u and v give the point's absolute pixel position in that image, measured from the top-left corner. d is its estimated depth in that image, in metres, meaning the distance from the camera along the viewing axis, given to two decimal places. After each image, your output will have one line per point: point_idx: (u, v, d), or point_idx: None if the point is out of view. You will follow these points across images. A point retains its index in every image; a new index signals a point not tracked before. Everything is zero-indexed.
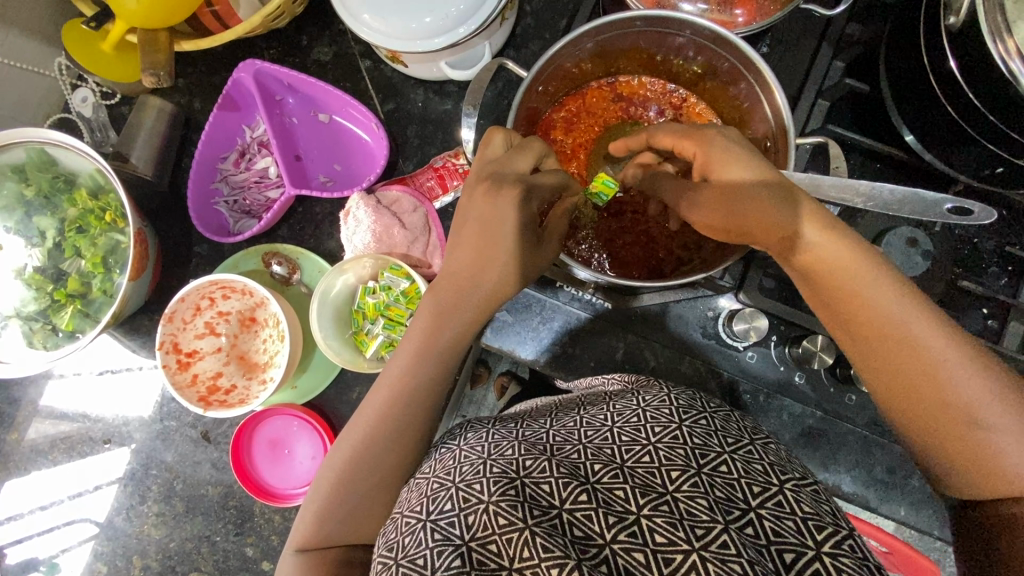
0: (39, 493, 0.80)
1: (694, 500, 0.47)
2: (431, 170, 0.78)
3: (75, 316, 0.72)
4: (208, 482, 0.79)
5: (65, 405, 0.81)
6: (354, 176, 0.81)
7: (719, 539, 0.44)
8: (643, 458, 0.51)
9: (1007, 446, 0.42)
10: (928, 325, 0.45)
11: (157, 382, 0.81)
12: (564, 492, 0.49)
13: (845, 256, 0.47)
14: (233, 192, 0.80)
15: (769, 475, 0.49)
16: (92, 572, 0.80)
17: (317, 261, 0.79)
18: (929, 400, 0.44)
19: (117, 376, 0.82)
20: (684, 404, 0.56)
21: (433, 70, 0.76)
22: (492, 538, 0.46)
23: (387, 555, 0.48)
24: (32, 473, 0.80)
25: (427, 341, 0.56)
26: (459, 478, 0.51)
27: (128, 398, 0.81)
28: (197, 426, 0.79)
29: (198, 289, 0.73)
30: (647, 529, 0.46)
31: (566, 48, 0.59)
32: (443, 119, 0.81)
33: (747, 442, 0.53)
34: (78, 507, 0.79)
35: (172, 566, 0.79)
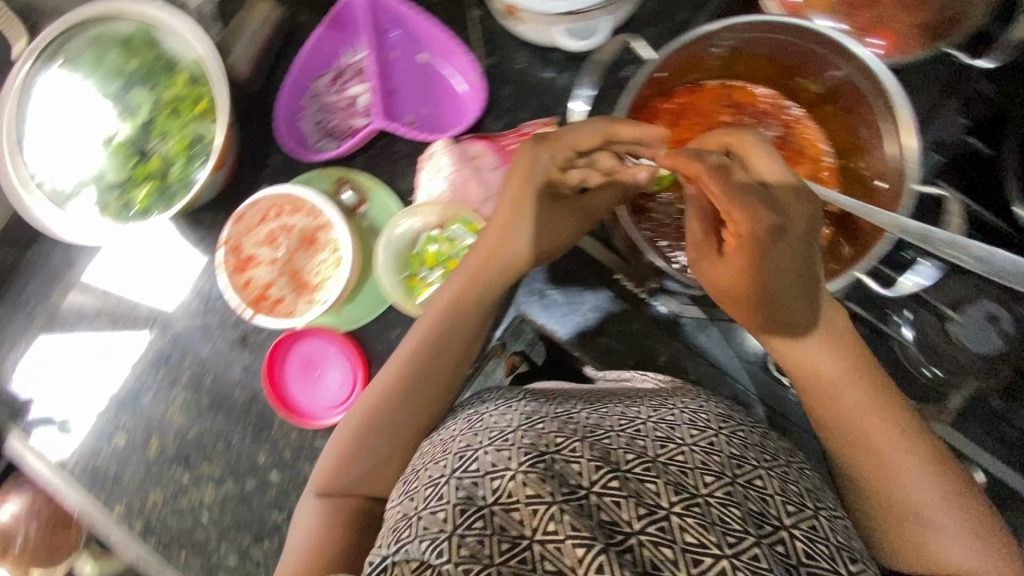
0: (66, 355, 0.84)
1: (727, 509, 0.48)
2: (516, 132, 0.77)
3: (151, 195, 0.74)
4: (237, 384, 0.81)
5: (103, 280, 0.84)
6: (440, 123, 0.80)
7: (751, 551, 0.46)
8: (678, 457, 0.52)
9: (944, 538, 0.50)
10: (903, 433, 0.54)
11: (189, 279, 0.83)
12: (596, 475, 0.50)
13: (825, 361, 0.55)
14: (320, 112, 0.80)
15: (805, 500, 0.51)
16: (112, 440, 0.83)
17: (385, 198, 0.80)
18: (893, 495, 0.53)
19: (157, 264, 0.84)
20: (721, 414, 0.58)
21: (545, 35, 0.74)
22: (516, 505, 0.48)
23: (411, 506, 0.51)
24: (65, 336, 0.84)
25: (457, 295, 0.63)
26: (487, 444, 0.54)
27: (160, 288, 0.83)
28: (238, 328, 0.81)
29: (270, 197, 0.76)
30: (678, 526, 0.47)
31: (718, 33, 0.57)
32: (541, 85, 0.79)
33: (784, 463, 0.55)
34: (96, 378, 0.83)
35: (186, 454, 0.82)
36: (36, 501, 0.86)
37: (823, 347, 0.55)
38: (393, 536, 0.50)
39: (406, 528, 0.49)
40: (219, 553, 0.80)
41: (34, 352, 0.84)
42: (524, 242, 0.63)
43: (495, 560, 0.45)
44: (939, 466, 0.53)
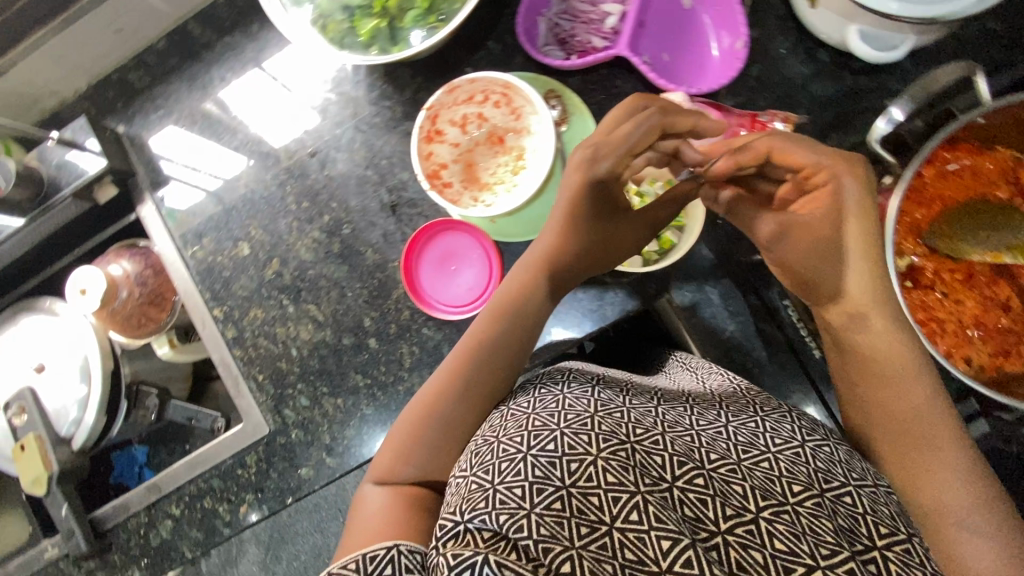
0: (185, 150, 0.87)
1: (818, 520, 0.48)
2: (750, 116, 0.71)
3: (377, 31, 0.72)
4: (371, 246, 0.81)
5: (241, 92, 0.85)
6: (676, 75, 0.73)
7: (847, 565, 0.45)
8: (763, 464, 0.53)
9: (971, 536, 0.50)
10: (953, 435, 0.54)
11: (311, 123, 0.83)
12: (676, 471, 0.51)
13: (890, 343, 0.56)
14: (563, 16, 0.75)
15: (898, 522, 0.50)
16: (236, 247, 0.84)
17: (586, 127, 0.76)
18: (949, 501, 0.52)
19: (286, 95, 0.84)
20: (807, 428, 0.58)
21: (835, 29, 0.67)
22: (596, 490, 0.48)
23: (483, 477, 0.51)
24: (189, 132, 0.87)
25: (507, 300, 0.66)
26: (564, 425, 0.53)
27: (280, 121, 0.85)
28: (392, 193, 0.81)
29: (490, 80, 0.71)
30: (766, 531, 0.47)
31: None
32: (793, 80, 0.73)
33: (874, 484, 0.53)
34: (201, 179, 0.87)
35: (298, 289, 0.82)
36: (146, 272, 0.89)
37: (882, 330, 0.56)
38: (465, 503, 0.49)
39: (481, 500, 0.48)
40: (294, 390, 0.82)
41: (162, 138, 0.87)
42: (580, 240, 0.66)
43: (575, 543, 0.45)
44: (978, 470, 0.53)
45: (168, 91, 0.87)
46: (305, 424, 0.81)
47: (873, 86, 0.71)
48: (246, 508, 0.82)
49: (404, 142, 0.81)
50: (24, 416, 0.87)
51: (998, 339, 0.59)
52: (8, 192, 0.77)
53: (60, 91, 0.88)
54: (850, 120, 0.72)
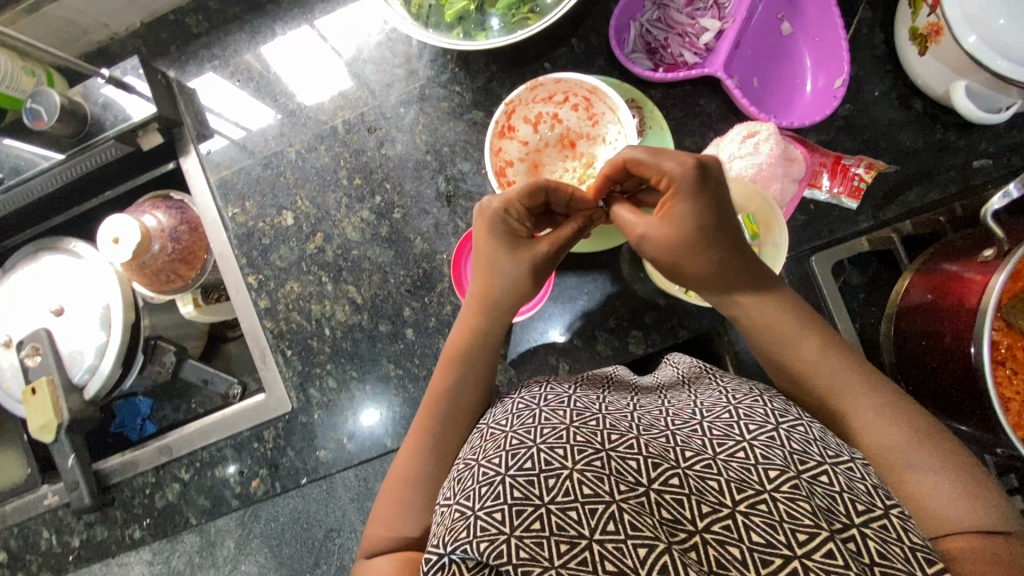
0: (218, 96, 0.84)
1: (795, 504, 0.45)
2: (834, 157, 0.69)
3: (464, 13, 0.68)
4: (420, 234, 0.78)
5: (286, 47, 0.82)
6: (765, 104, 0.71)
7: (825, 548, 0.42)
8: (738, 454, 0.49)
9: (936, 484, 0.49)
10: (862, 381, 0.54)
11: (341, 83, 0.80)
12: (653, 473, 0.48)
13: (813, 350, 0.55)
14: (655, 25, 0.72)
15: (875, 498, 0.46)
16: (279, 215, 0.81)
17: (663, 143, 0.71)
18: (890, 456, 0.51)
19: (322, 51, 0.81)
20: (779, 409, 0.53)
21: (941, 82, 0.65)
22: (574, 505, 0.46)
23: (465, 505, 0.48)
24: (228, 80, 0.84)
25: (457, 347, 0.66)
26: (540, 439, 0.50)
27: (314, 78, 0.81)
28: (450, 183, 0.78)
29: (574, 82, 0.68)
30: (743, 525, 0.44)
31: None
32: (883, 125, 0.70)
33: (850, 458, 0.50)
34: (224, 124, 0.83)
35: (339, 268, 0.80)
36: (181, 228, 0.85)
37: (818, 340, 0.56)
38: (447, 534, 0.46)
39: (462, 529, 0.45)
40: (322, 371, 0.80)
41: (201, 83, 0.84)
42: (516, 266, 0.63)
43: (555, 562, 0.43)
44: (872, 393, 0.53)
45: (225, 42, 0.83)
46: (330, 406, 0.79)
47: (963, 143, 0.69)
48: (259, 483, 0.80)
49: (469, 132, 0.78)
50: (37, 357, 0.84)
51: None
52: (50, 126, 0.73)
53: (112, 26, 0.83)
54: (937, 175, 0.69)
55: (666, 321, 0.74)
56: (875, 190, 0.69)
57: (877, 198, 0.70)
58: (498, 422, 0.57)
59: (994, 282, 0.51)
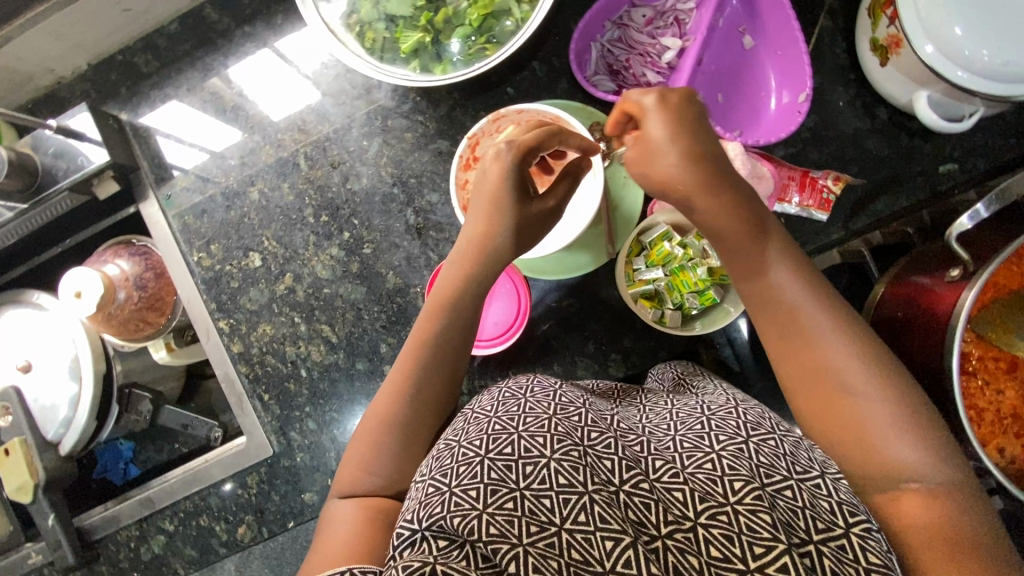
0: (181, 124, 0.81)
1: (756, 517, 0.43)
2: (801, 171, 0.69)
3: (420, 45, 0.66)
4: (392, 268, 0.77)
5: (251, 68, 0.79)
6: (731, 120, 0.70)
7: (780, 561, 0.41)
8: (704, 465, 0.47)
9: (903, 452, 0.47)
10: (839, 328, 0.51)
11: (308, 98, 0.78)
12: (625, 475, 0.47)
13: (789, 297, 0.52)
14: (616, 45, 0.71)
15: (839, 516, 0.44)
16: (246, 256, 0.79)
17: None
18: (858, 408, 0.49)
19: (282, 71, 0.78)
20: (752, 420, 0.51)
21: (904, 90, 0.65)
22: (547, 492, 0.45)
23: (440, 480, 0.48)
24: (188, 106, 0.81)
25: (445, 292, 0.62)
26: (522, 428, 0.50)
27: (281, 95, 0.79)
28: (419, 215, 0.76)
29: (538, 112, 0.67)
30: (702, 538, 0.43)
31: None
32: (849, 134, 0.70)
33: (819, 476, 0.47)
34: (191, 152, 0.81)
35: (312, 307, 0.78)
36: (147, 275, 0.83)
37: (789, 277, 0.52)
38: (422, 508, 0.46)
39: (438, 504, 0.45)
40: (302, 413, 0.78)
41: (159, 114, 0.81)
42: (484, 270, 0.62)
43: (523, 541, 0.43)
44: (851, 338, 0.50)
45: (178, 80, 0.81)
46: (312, 448, 0.78)
47: (928, 149, 0.69)
48: (245, 530, 0.79)
49: (435, 161, 0.76)
50: (8, 417, 0.82)
51: None
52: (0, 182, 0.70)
53: (58, 70, 0.80)
54: (906, 182, 0.69)
55: (644, 343, 0.73)
56: (844, 201, 0.69)
57: (846, 209, 0.69)
58: (480, 407, 0.57)
59: (964, 300, 0.51)
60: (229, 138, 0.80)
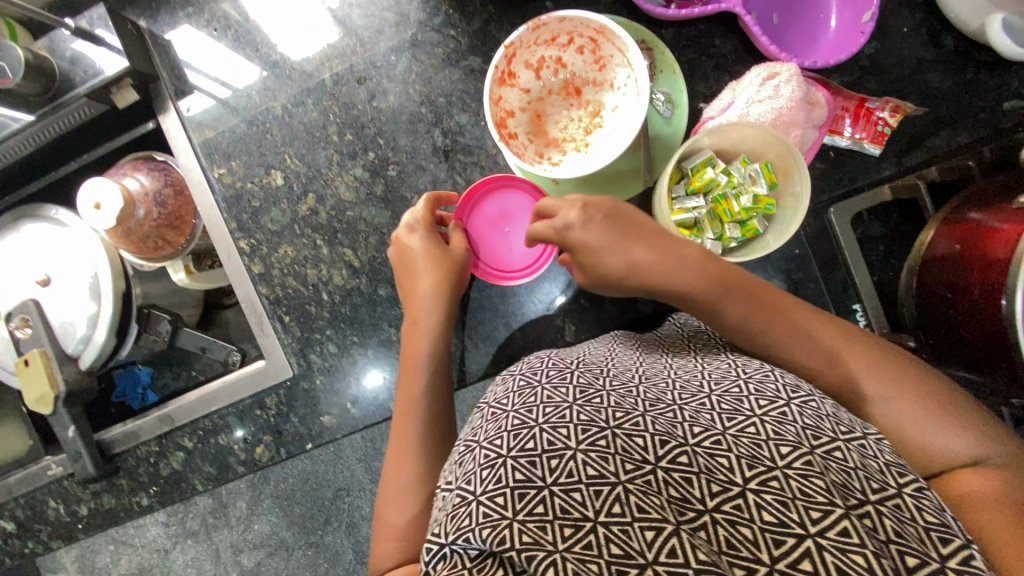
0: (203, 55, 0.78)
1: (809, 481, 0.43)
2: (857, 100, 0.64)
3: None
4: (417, 192, 0.74)
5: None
6: (785, 42, 0.65)
7: (840, 526, 0.40)
8: (747, 429, 0.47)
9: (931, 438, 0.49)
10: (821, 355, 0.53)
11: (329, 33, 0.75)
12: (660, 451, 0.46)
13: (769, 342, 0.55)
14: None
15: (887, 475, 0.45)
16: (267, 175, 0.77)
17: (677, 87, 0.67)
18: (904, 426, 0.50)
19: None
20: (792, 383, 0.52)
21: (978, 13, 0.60)
22: (577, 486, 0.45)
23: (467, 488, 0.47)
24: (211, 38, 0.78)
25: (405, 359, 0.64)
26: (542, 421, 0.50)
27: (304, 32, 0.76)
28: (447, 137, 0.73)
29: (581, 22, 0.63)
30: (754, 504, 0.42)
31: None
32: (910, 64, 0.65)
33: (863, 435, 0.48)
34: (212, 85, 0.78)
35: (334, 230, 0.76)
36: (166, 192, 0.81)
37: (765, 314, 0.55)
38: (451, 521, 0.46)
39: (466, 516, 0.45)
40: (322, 336, 0.77)
41: (182, 40, 0.79)
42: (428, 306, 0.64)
43: (558, 547, 0.41)
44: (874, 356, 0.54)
45: None
46: (331, 372, 0.77)
47: (995, 83, 0.64)
48: (263, 449, 0.80)
49: (466, 80, 0.73)
50: (27, 329, 0.81)
51: None
52: (16, 84, 0.66)
53: None
54: (968, 118, 0.65)
55: None
56: (897, 136, 0.65)
57: (900, 144, 0.65)
58: (498, 401, 0.57)
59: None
60: (253, 55, 0.77)
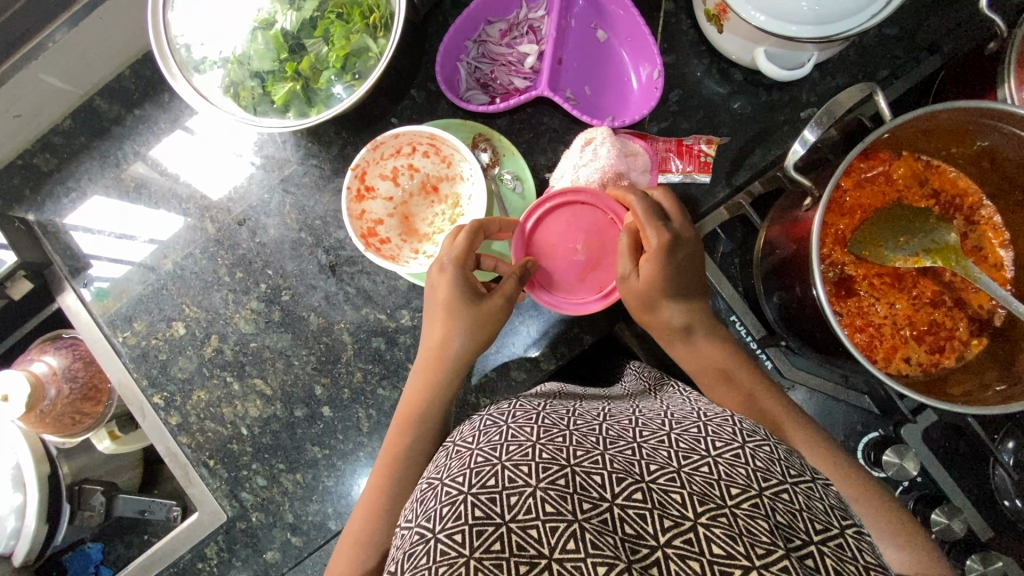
0: (112, 220, 0.82)
1: (754, 521, 0.43)
2: (676, 141, 0.73)
3: (292, 95, 0.70)
4: (313, 309, 0.78)
5: (174, 155, 0.81)
6: (600, 108, 0.75)
7: (781, 564, 0.40)
8: (701, 468, 0.47)
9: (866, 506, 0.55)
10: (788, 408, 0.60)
11: (242, 178, 0.80)
12: (617, 487, 0.45)
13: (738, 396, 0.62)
14: (482, 60, 0.75)
15: (831, 516, 0.45)
16: (170, 327, 0.80)
17: (520, 165, 0.74)
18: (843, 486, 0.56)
19: (206, 150, 0.81)
20: (748, 427, 0.53)
21: (747, 51, 0.69)
22: (534, 523, 0.43)
23: (426, 527, 0.45)
24: (110, 200, 0.82)
25: (412, 412, 0.64)
26: (505, 457, 0.48)
27: (218, 174, 0.81)
28: (330, 253, 0.78)
29: (414, 133, 0.70)
30: (704, 538, 0.41)
31: (972, 108, 0.50)
32: (711, 101, 0.74)
33: (810, 479, 0.49)
34: (120, 247, 0.82)
35: (242, 364, 0.79)
36: (76, 365, 0.83)
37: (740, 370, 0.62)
38: (407, 559, 0.44)
39: (423, 554, 0.43)
40: (249, 471, 0.78)
41: (89, 209, 0.82)
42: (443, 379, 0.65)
43: None
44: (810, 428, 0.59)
45: (78, 172, 0.83)
46: (265, 505, 0.77)
47: (785, 100, 0.73)
48: None
49: (336, 200, 0.79)
50: None
51: (931, 338, 0.61)
52: None
53: None
54: (773, 134, 0.73)
55: (567, 330, 0.76)
56: (720, 163, 0.73)
57: (725, 169, 0.73)
58: (463, 438, 0.55)
59: (815, 220, 0.54)
60: (139, 219, 0.82)
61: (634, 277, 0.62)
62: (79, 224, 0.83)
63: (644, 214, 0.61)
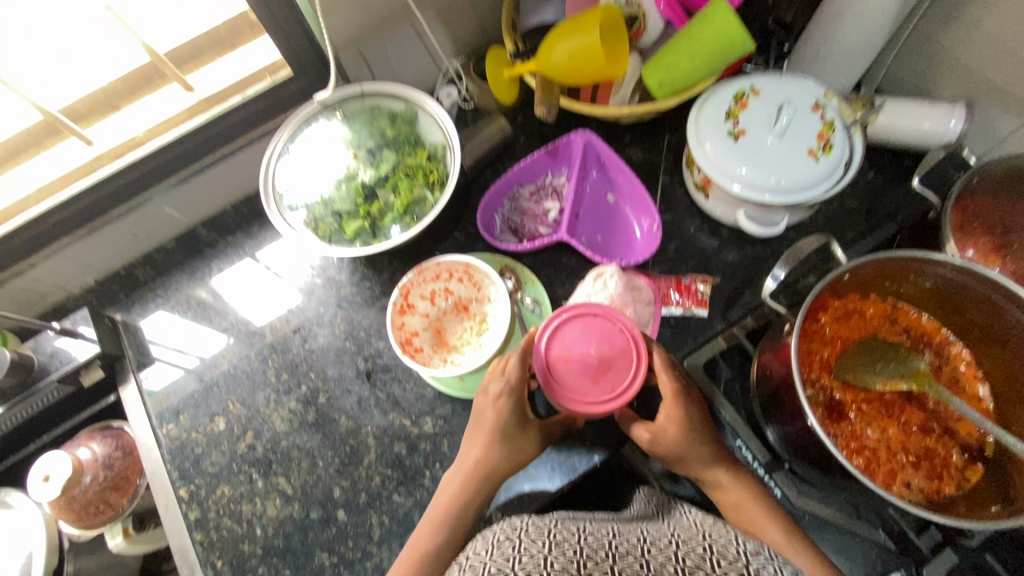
0: (181, 330, 0.95)
1: None
2: (675, 279, 0.85)
3: (361, 229, 0.87)
4: (344, 412, 0.85)
5: (248, 275, 0.97)
6: (610, 252, 0.89)
7: None
8: None
9: None
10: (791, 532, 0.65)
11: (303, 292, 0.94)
12: None
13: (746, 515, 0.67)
14: (513, 212, 0.93)
15: None
16: (211, 421, 0.87)
17: (540, 292, 0.87)
18: None
19: (267, 276, 0.97)
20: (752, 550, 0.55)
21: (730, 213, 0.85)
22: None
23: None
24: (187, 311, 0.96)
25: (436, 518, 0.70)
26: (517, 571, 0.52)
27: (281, 292, 0.95)
28: (368, 361, 0.88)
29: (453, 262, 0.85)
30: None
31: (907, 258, 0.62)
32: (704, 250, 0.89)
33: None
34: (182, 357, 0.92)
35: (269, 461, 0.83)
36: (116, 455, 0.88)
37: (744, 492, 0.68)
38: None
39: None
40: None
41: (164, 322, 0.96)
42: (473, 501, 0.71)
43: None
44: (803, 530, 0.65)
45: (170, 283, 0.99)
46: None
47: (767, 251, 0.87)
48: None
49: (380, 316, 0.91)
50: None
51: (927, 463, 0.64)
52: None
53: (66, 287, 0.97)
54: (759, 279, 0.86)
55: (580, 446, 0.80)
56: (715, 299, 0.84)
57: (719, 305, 0.84)
58: (477, 553, 0.58)
59: (792, 345, 0.62)
60: (209, 324, 0.95)
61: (664, 428, 0.69)
62: (150, 338, 0.95)
63: (661, 364, 0.72)
